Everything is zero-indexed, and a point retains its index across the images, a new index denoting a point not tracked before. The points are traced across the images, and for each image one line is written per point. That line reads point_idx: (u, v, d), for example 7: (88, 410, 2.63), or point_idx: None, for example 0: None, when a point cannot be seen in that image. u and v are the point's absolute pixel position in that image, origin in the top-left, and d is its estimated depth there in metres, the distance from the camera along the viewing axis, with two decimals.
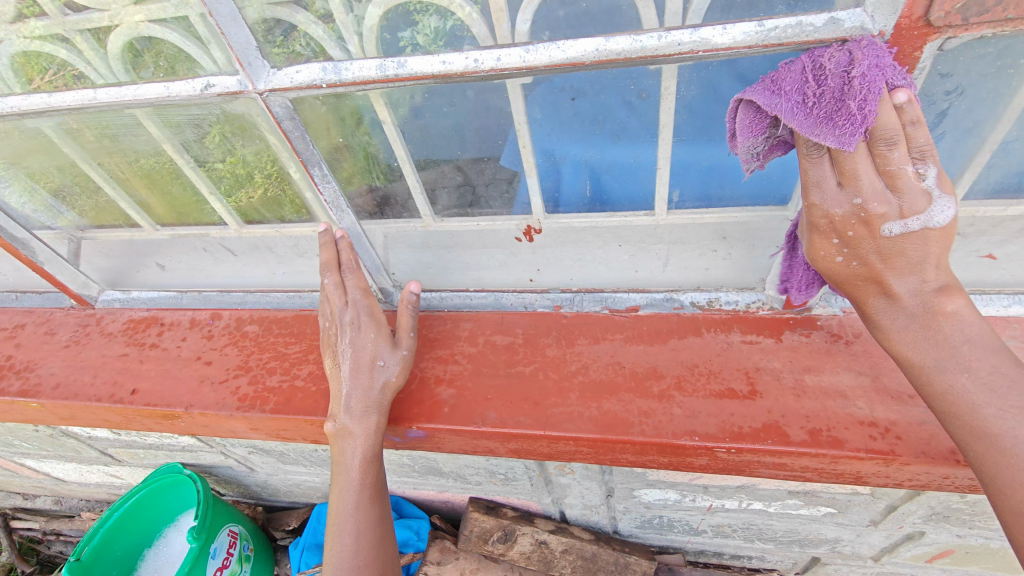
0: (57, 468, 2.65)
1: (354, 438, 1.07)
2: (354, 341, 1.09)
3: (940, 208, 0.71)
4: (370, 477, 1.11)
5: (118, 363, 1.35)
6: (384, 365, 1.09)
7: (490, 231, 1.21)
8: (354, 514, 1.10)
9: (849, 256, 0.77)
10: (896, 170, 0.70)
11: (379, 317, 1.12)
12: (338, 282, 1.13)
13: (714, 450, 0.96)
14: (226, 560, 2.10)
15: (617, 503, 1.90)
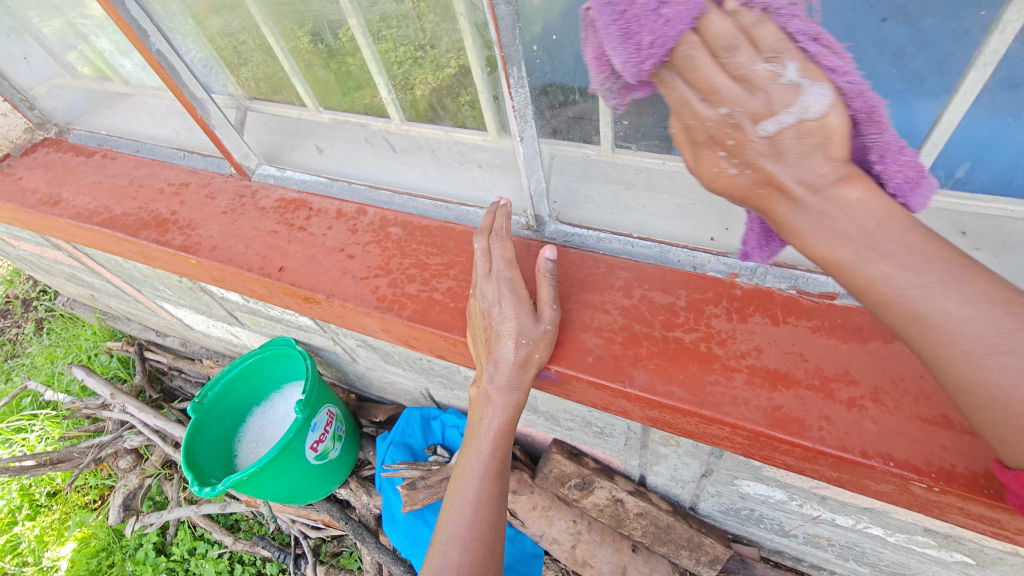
0: (189, 317, 2.96)
1: (492, 408, 1.05)
2: (496, 312, 1.00)
3: (815, 96, 0.57)
4: (500, 451, 1.09)
5: (268, 239, 1.39)
6: (530, 342, 1.00)
7: (676, 173, 1.07)
8: (478, 486, 1.08)
9: (739, 168, 0.62)
10: (749, 73, 0.59)
11: (522, 291, 1.01)
12: (487, 248, 1.07)
13: (908, 482, 0.82)
14: (323, 434, 2.26)
15: (710, 484, 1.80)
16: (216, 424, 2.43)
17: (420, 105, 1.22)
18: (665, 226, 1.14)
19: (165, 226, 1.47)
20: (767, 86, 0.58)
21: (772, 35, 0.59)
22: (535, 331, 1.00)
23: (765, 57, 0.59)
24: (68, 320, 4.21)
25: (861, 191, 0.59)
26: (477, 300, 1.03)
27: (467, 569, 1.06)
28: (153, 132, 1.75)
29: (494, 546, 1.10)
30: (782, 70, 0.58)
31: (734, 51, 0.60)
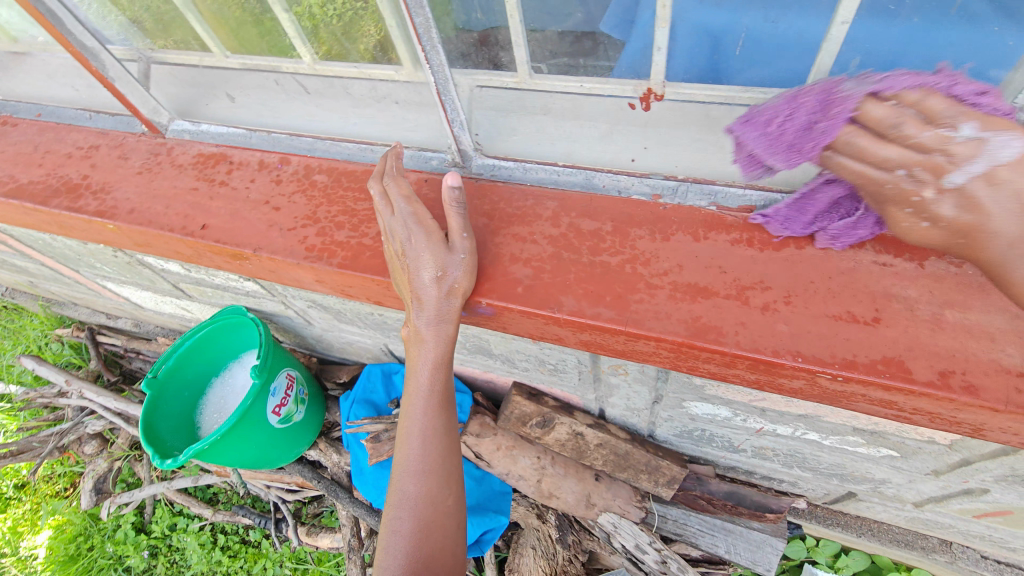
0: (135, 294, 2.85)
1: (425, 344, 1.08)
2: (409, 249, 1.02)
3: (1005, 142, 0.68)
4: (439, 384, 1.13)
5: (188, 197, 1.32)
6: (445, 274, 1.02)
7: (595, 96, 1.05)
8: (422, 420, 1.13)
9: (929, 221, 0.75)
10: (919, 140, 0.72)
11: (429, 224, 1.03)
12: (383, 193, 1.07)
13: (816, 375, 0.87)
14: (284, 398, 2.25)
15: (662, 410, 1.89)
16: (174, 398, 2.39)
17: (328, 41, 1.15)
18: (590, 153, 1.12)
19: (77, 191, 1.39)
20: (943, 142, 0.70)
21: (942, 105, 0.71)
22: (447, 261, 1.02)
23: (939, 125, 0.70)
24: (11, 310, 4.01)
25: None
26: (393, 239, 1.04)
27: (423, 501, 1.10)
28: (56, 94, 1.62)
29: (449, 478, 1.14)
30: (958, 132, 0.69)
31: (900, 127, 0.73)
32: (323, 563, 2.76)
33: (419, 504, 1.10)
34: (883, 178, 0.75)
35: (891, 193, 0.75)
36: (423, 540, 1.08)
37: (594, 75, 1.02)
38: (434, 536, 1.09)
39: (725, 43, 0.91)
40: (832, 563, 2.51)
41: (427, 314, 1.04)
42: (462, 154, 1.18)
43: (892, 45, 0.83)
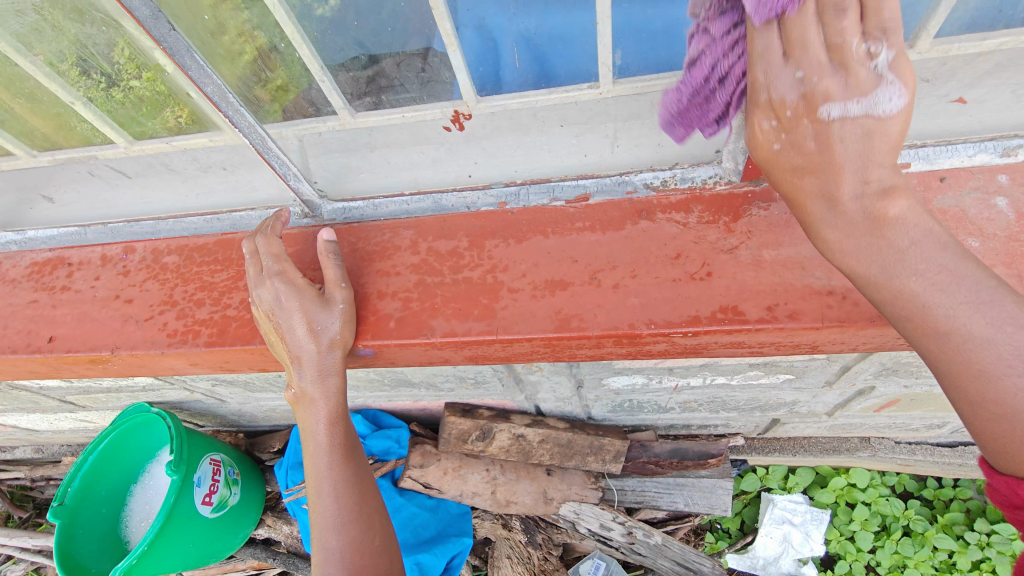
0: (23, 420, 2.57)
1: (315, 400, 1.07)
2: (281, 310, 1.00)
3: (886, 96, 0.67)
4: (340, 438, 1.12)
5: (29, 311, 1.22)
6: (315, 330, 1.01)
7: (419, 123, 1.07)
8: (331, 476, 1.11)
9: (783, 143, 0.72)
10: (842, 44, 0.67)
11: (297, 281, 1.02)
12: (253, 251, 1.07)
13: (671, 336, 0.93)
14: (213, 486, 2.11)
15: (588, 392, 1.95)
16: (90, 519, 2.18)
17: (130, 122, 1.10)
18: (432, 176, 1.17)
19: None
20: (859, 65, 0.67)
21: (884, 13, 0.66)
22: (315, 314, 1.01)
23: (865, 39, 0.66)
24: None
25: (902, 206, 0.68)
26: (261, 305, 1.01)
27: (349, 549, 1.09)
28: None
29: (370, 520, 1.13)
30: (874, 56, 0.67)
31: (841, 13, 0.66)
32: None
33: (346, 554, 1.08)
34: (786, 71, 0.68)
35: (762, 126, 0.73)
36: None
37: (401, 105, 1.04)
38: None
39: (504, 55, 0.97)
40: (785, 484, 2.67)
41: (310, 369, 1.04)
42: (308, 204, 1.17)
43: (643, 34, 0.92)
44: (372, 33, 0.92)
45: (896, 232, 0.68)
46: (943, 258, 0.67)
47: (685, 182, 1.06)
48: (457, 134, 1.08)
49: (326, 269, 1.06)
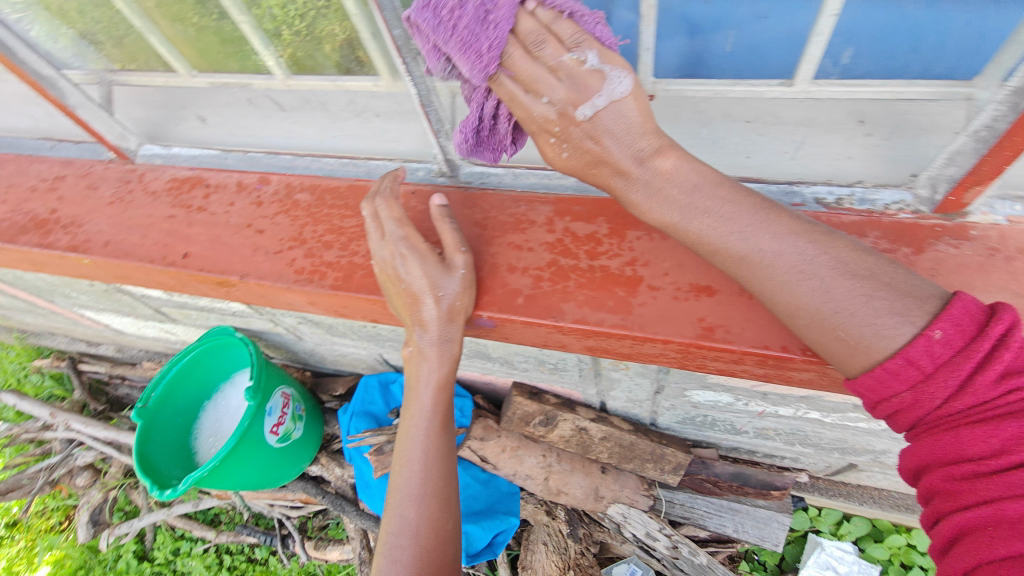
0: (116, 321, 2.75)
1: (428, 363, 1.06)
2: (411, 270, 0.98)
3: (617, 80, 0.77)
4: (441, 404, 1.11)
5: (166, 225, 1.27)
6: (440, 295, 0.99)
7: None
8: (425, 441, 1.11)
9: (569, 150, 0.82)
10: (558, 62, 0.76)
11: (421, 246, 1.00)
12: (373, 215, 1.03)
13: (827, 367, 0.86)
14: (282, 417, 2.20)
15: (664, 399, 1.89)
16: (166, 426, 2.32)
17: (300, 54, 1.20)
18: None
19: (48, 226, 1.33)
20: (577, 72, 0.76)
21: (569, 31, 0.77)
22: (443, 281, 0.99)
23: (570, 50, 0.77)
24: None
25: (671, 160, 0.80)
26: (390, 259, 1.00)
27: (424, 525, 1.07)
28: (14, 124, 1.50)
29: (449, 498, 1.11)
30: (584, 58, 0.76)
31: (542, 45, 0.77)
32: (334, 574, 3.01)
33: (419, 529, 1.06)
34: (534, 100, 0.78)
35: (541, 122, 0.79)
36: (426, 565, 1.04)
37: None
38: (433, 564, 1.04)
39: (718, 36, 1.02)
40: (836, 530, 2.56)
41: (430, 332, 1.02)
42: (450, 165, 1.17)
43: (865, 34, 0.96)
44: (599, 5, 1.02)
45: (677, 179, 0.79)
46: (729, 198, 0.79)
47: (863, 204, 0.93)
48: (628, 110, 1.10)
49: (445, 235, 1.03)
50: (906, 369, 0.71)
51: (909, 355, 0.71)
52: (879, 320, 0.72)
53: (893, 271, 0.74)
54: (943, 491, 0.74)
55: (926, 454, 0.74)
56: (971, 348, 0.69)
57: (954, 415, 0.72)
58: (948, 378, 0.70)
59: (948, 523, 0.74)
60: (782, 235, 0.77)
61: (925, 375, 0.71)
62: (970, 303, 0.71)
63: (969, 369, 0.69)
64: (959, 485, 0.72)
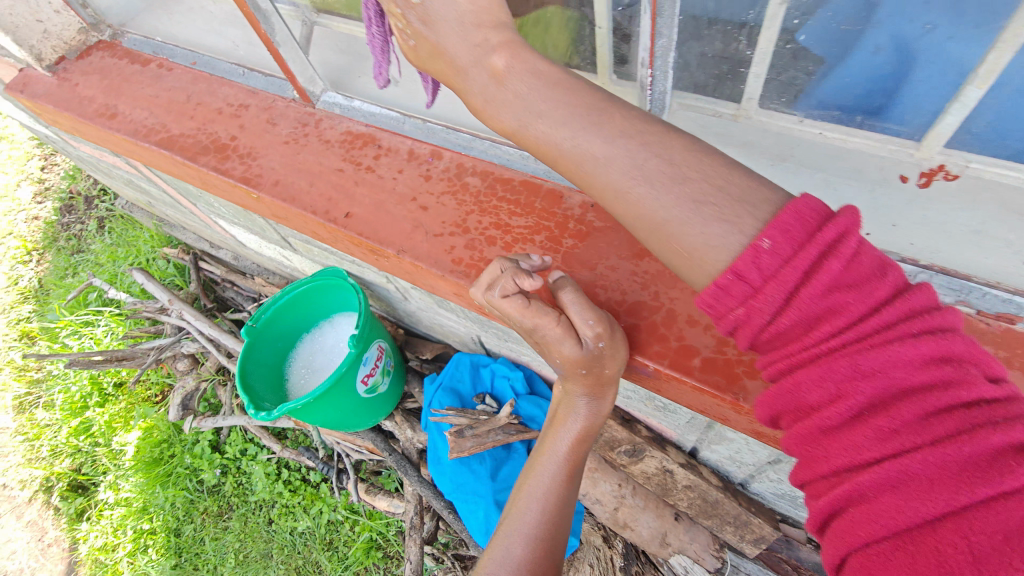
0: (243, 235, 2.93)
1: (576, 409, 1.06)
2: (552, 348, 0.95)
3: None
4: (575, 453, 1.09)
5: (333, 178, 1.26)
6: (592, 367, 0.95)
7: (835, 147, 0.95)
8: (548, 484, 1.07)
9: (412, 40, 0.80)
10: None
11: (558, 333, 0.92)
12: (488, 303, 0.94)
13: None
14: (374, 368, 2.26)
15: (772, 471, 1.71)
16: (267, 348, 2.45)
17: None
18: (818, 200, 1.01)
19: (225, 152, 1.37)
20: None
21: None
22: (593, 360, 0.93)
23: None
24: (127, 222, 4.48)
25: (504, 58, 0.77)
26: (528, 331, 0.96)
27: (528, 568, 1.00)
28: (211, 43, 1.54)
29: (557, 548, 1.04)
30: None
31: None
32: (374, 519, 3.11)
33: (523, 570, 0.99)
34: None
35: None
36: None
37: (875, 134, 0.90)
38: None
39: None
40: None
41: (580, 392, 1.03)
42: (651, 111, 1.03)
43: None
44: (918, 61, 0.79)
45: (512, 81, 0.77)
46: (566, 99, 0.76)
47: None
48: (909, 188, 0.92)
49: (566, 315, 0.93)
50: (733, 283, 0.68)
51: (737, 269, 0.67)
52: (706, 234, 0.70)
53: (742, 179, 0.71)
54: (804, 457, 0.70)
55: (774, 401, 0.71)
56: (796, 258, 0.64)
57: (795, 345, 0.68)
58: (773, 297, 0.65)
59: (813, 491, 0.70)
60: (615, 138, 0.75)
61: (755, 291, 0.67)
62: (810, 208, 0.66)
63: (797, 283, 0.64)
64: (815, 452, 0.68)
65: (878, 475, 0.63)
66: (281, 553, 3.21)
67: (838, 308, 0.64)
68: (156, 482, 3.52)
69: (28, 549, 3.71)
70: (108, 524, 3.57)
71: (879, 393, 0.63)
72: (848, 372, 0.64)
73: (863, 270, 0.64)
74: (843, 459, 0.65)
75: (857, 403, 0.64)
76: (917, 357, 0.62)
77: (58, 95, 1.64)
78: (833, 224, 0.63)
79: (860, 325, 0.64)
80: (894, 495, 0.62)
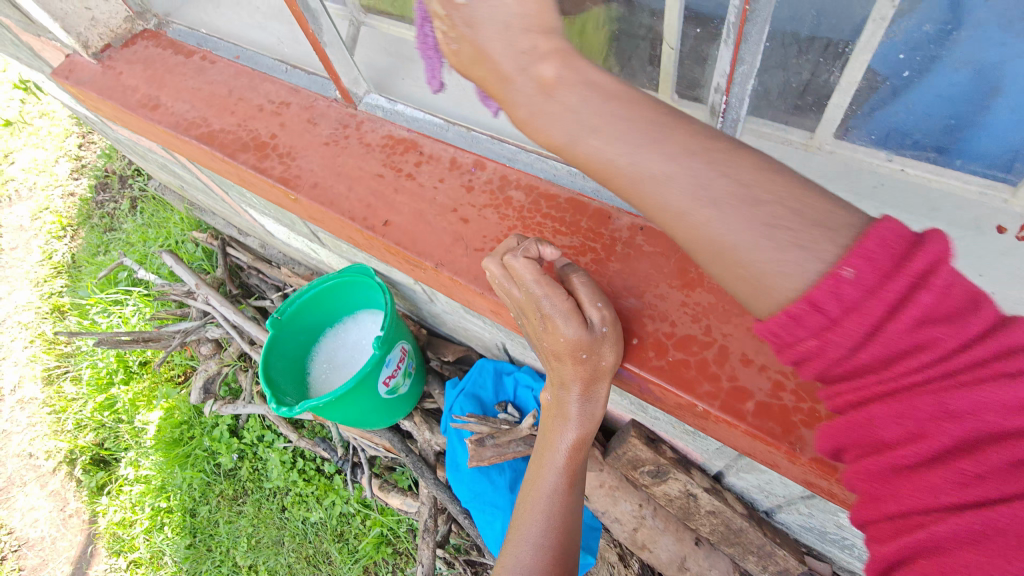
0: (273, 226, 2.93)
1: (568, 422, 1.03)
2: (550, 328, 0.92)
3: None
4: (574, 461, 1.08)
5: (373, 183, 1.24)
6: (593, 353, 0.92)
7: (922, 188, 0.89)
8: (550, 494, 1.07)
9: None
10: None
11: (565, 305, 0.90)
12: (504, 269, 0.95)
13: None
14: (396, 369, 2.24)
15: (803, 506, 1.64)
16: (291, 342, 2.44)
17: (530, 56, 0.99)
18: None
19: (265, 150, 1.35)
20: None
21: None
22: (594, 341, 0.91)
23: None
24: (159, 204, 4.55)
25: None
26: (533, 310, 0.93)
27: None
28: (254, 37, 1.53)
29: (568, 550, 1.08)
30: None
31: None
32: (386, 515, 3.09)
33: None
34: None
35: None
36: None
37: (971, 178, 0.85)
38: None
39: None
40: None
41: (576, 394, 0.99)
42: None
43: None
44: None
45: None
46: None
47: None
48: (1006, 240, 0.86)
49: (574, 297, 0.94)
50: (809, 313, 0.60)
51: (814, 298, 0.60)
52: None
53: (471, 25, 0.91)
54: (867, 496, 0.66)
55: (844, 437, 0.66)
56: (882, 290, 0.57)
57: (871, 376, 0.61)
58: (853, 333, 0.59)
59: (875, 532, 0.66)
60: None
61: (830, 320, 0.61)
62: (897, 226, 0.58)
63: (883, 312, 0.58)
64: (881, 490, 0.64)
65: (957, 527, 0.58)
66: (292, 541, 3.24)
67: (927, 337, 0.57)
68: (175, 463, 3.57)
69: (50, 518, 3.84)
70: (127, 499, 3.64)
71: (965, 436, 0.58)
72: (935, 413, 0.59)
73: (961, 300, 0.57)
74: (916, 501, 0.61)
75: (943, 444, 0.59)
76: (1014, 399, 0.56)
77: (101, 83, 1.64)
78: (928, 248, 0.56)
79: (950, 359, 0.58)
80: (975, 550, 0.57)
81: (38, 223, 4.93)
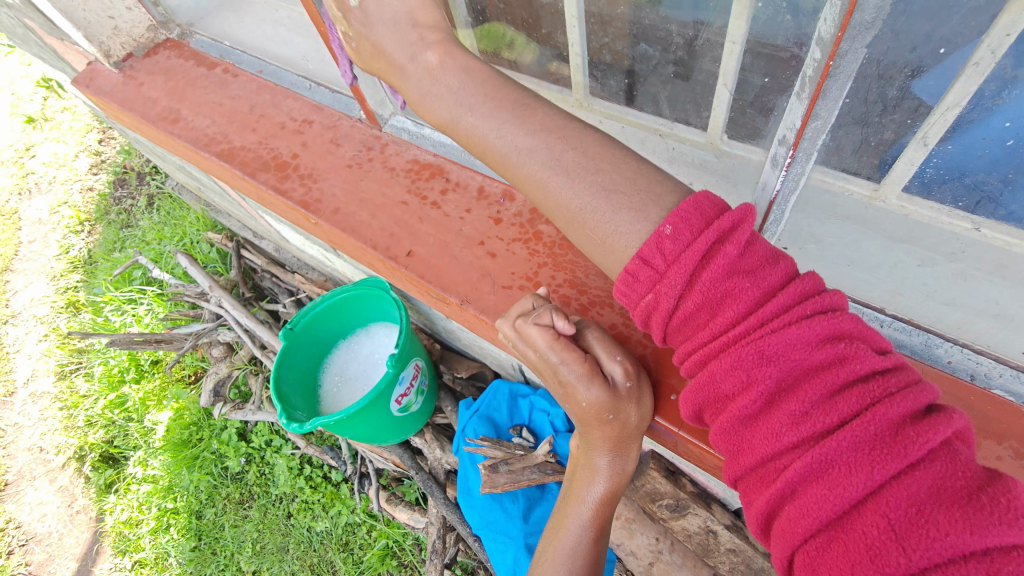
0: (288, 232, 2.91)
1: (594, 476, 1.00)
2: (572, 391, 0.89)
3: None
4: (599, 516, 1.05)
5: (396, 211, 1.20)
6: (618, 414, 0.88)
7: (999, 252, 0.83)
8: (573, 547, 1.05)
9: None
10: None
11: (584, 367, 0.87)
12: (516, 332, 0.92)
13: None
14: (408, 388, 2.19)
15: None
16: (302, 354, 2.40)
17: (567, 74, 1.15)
18: (961, 293, 0.91)
19: (285, 170, 1.31)
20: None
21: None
22: (619, 402, 0.87)
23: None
24: (175, 202, 4.56)
25: (437, 55, 0.97)
26: (551, 372, 0.90)
27: None
28: (278, 52, 1.49)
29: None
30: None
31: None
32: (391, 527, 3.05)
33: None
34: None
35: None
36: None
37: None
38: None
39: None
40: None
41: (604, 451, 0.95)
42: (777, 196, 0.92)
43: None
44: None
45: (445, 76, 0.96)
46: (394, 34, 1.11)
47: None
48: None
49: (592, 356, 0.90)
50: (642, 268, 0.79)
51: (643, 255, 0.80)
52: None
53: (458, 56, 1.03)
54: (732, 452, 0.75)
55: (701, 394, 0.78)
56: (693, 245, 0.76)
57: (704, 328, 0.76)
58: (674, 280, 0.75)
59: (748, 486, 0.74)
60: (536, 132, 0.91)
61: (660, 276, 0.79)
62: (708, 205, 0.78)
63: (696, 264, 0.75)
64: (740, 444, 0.73)
65: (800, 464, 0.66)
66: (297, 549, 3.20)
67: (730, 284, 0.74)
68: (182, 464, 3.55)
69: (58, 514, 3.84)
70: (134, 499, 3.63)
71: (783, 375, 0.70)
72: (755, 358, 0.71)
73: (756, 257, 0.75)
74: (765, 447, 0.70)
75: (765, 384, 0.70)
76: (811, 336, 0.69)
77: (122, 93, 1.61)
78: (727, 216, 0.75)
79: (758, 312, 0.72)
80: (819, 485, 0.65)
81: (56, 217, 4.97)
